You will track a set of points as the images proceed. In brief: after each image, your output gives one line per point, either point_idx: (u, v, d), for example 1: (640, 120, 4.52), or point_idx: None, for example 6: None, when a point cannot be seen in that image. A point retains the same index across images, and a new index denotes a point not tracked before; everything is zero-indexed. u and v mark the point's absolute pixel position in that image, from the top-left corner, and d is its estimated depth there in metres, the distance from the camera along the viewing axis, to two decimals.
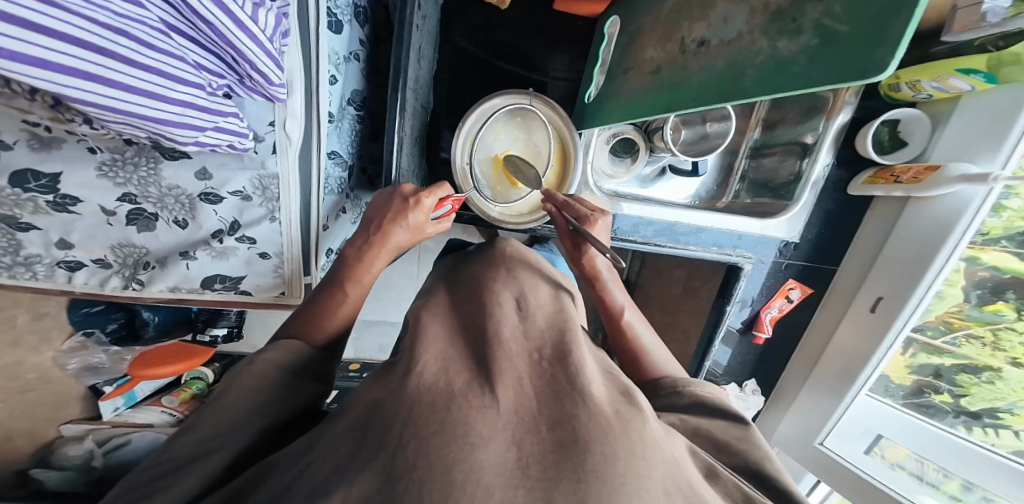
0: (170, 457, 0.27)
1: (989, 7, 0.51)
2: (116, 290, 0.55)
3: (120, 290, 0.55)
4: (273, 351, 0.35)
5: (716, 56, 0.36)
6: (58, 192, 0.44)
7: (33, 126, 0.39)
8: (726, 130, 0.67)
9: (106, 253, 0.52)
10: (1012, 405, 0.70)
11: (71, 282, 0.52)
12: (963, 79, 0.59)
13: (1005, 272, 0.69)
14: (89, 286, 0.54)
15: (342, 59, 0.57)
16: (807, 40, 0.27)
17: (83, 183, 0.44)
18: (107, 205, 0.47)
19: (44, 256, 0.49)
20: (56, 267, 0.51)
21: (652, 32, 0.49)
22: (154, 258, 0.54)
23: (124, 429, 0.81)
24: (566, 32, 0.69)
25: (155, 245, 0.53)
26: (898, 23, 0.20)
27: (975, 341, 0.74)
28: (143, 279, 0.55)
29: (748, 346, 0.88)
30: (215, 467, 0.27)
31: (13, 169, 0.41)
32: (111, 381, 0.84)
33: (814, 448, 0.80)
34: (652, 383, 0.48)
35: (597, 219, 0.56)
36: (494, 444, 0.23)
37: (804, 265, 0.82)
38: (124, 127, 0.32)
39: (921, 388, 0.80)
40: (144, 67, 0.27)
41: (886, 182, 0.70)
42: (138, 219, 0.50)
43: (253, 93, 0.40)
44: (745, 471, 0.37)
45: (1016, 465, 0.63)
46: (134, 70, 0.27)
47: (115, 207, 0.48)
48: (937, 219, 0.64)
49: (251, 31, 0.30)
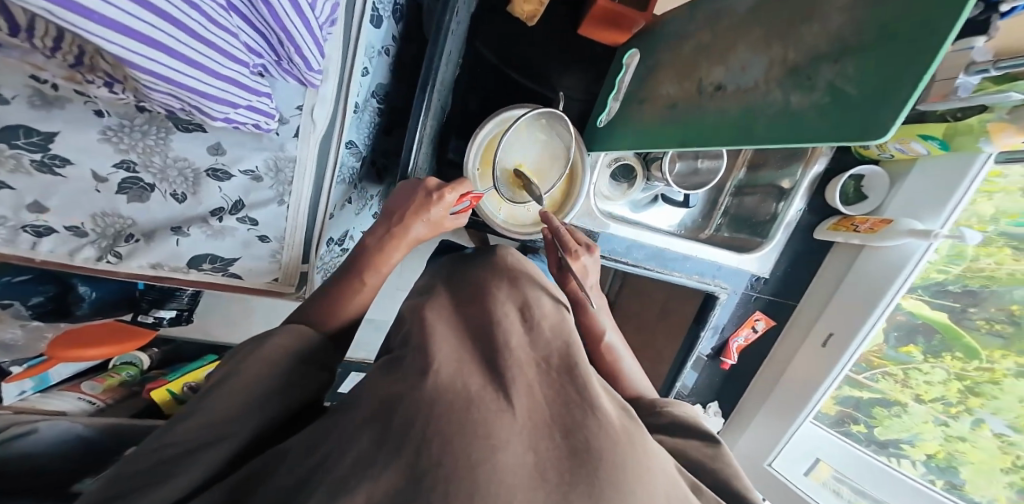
0: (165, 443, 0.25)
1: (961, 83, 0.56)
2: (87, 262, 0.47)
3: (91, 263, 0.47)
4: (282, 335, 0.34)
5: (733, 100, 0.40)
6: (48, 152, 0.38)
7: (40, 83, 0.35)
8: (717, 167, 0.74)
9: (85, 221, 0.45)
10: (913, 437, 0.83)
11: (34, 249, 0.44)
12: (921, 143, 0.68)
13: (918, 317, 0.79)
14: (55, 255, 0.45)
15: (376, 52, 0.60)
16: (819, 98, 0.31)
17: (80, 145, 0.39)
18: (102, 171, 0.42)
19: (9, 218, 0.41)
20: (20, 231, 0.42)
21: (670, 69, 0.53)
22: (139, 231, 0.49)
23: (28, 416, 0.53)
24: (584, 54, 0.72)
25: (143, 217, 0.48)
26: (900, 92, 0.23)
27: (888, 377, 0.84)
28: (122, 252, 0.48)
29: (715, 370, 0.94)
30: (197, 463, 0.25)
31: (3, 124, 0.35)
32: (18, 361, 0.70)
33: (763, 468, 0.86)
34: (635, 402, 0.51)
35: (580, 256, 0.59)
36: (514, 446, 0.23)
37: (771, 299, 0.89)
38: (163, 97, 0.29)
39: (844, 419, 0.89)
40: (206, 42, 0.25)
41: (847, 230, 0.79)
42: (132, 188, 0.45)
43: (286, 75, 0.38)
44: (721, 487, 0.40)
45: (916, 484, 0.78)
46: (197, 44, 0.25)
47: (110, 174, 0.43)
48: (886, 266, 0.73)
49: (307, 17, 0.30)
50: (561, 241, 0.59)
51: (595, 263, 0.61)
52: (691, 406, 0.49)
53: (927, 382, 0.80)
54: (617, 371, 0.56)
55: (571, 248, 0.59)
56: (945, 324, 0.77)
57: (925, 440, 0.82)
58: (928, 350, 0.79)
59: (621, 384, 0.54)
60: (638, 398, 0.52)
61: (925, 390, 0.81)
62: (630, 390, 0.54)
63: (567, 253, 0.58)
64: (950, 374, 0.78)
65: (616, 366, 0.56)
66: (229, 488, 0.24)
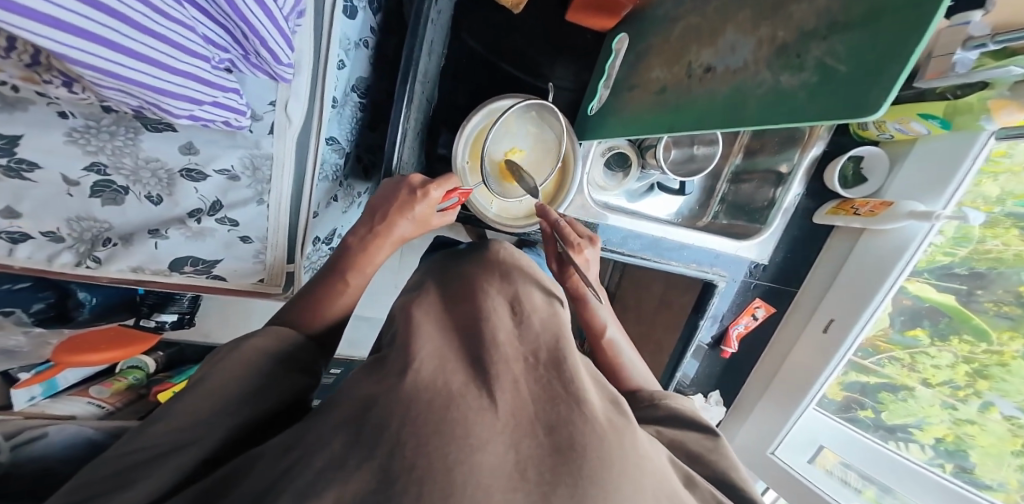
0: (138, 448, 0.26)
1: (959, 59, 0.54)
2: (65, 268, 0.48)
3: (70, 267, 0.48)
4: (262, 336, 0.35)
5: (721, 83, 0.39)
6: (13, 156, 0.37)
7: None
8: (712, 154, 0.72)
9: (59, 226, 0.45)
10: (921, 421, 0.82)
11: (9, 256, 0.44)
12: (922, 123, 0.66)
13: (925, 300, 0.78)
14: (33, 261, 0.46)
15: (352, 45, 0.59)
16: (808, 77, 0.30)
17: (44, 147, 0.38)
18: (72, 175, 0.41)
19: None
20: None
21: (659, 54, 0.52)
22: (116, 235, 0.49)
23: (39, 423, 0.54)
24: (574, 43, 0.71)
25: (119, 221, 0.48)
26: (890, 71, 0.22)
27: (895, 362, 0.83)
28: (101, 257, 0.49)
29: (715, 359, 0.93)
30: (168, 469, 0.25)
31: None
32: (27, 367, 0.71)
33: (766, 456, 0.86)
34: (634, 393, 0.50)
35: (582, 248, 0.58)
36: (493, 445, 0.22)
37: (770, 286, 0.88)
38: (116, 94, 0.28)
39: (850, 405, 0.88)
40: (155, 35, 0.25)
41: (846, 213, 0.77)
42: (105, 191, 0.44)
43: (256, 70, 0.37)
44: (724, 481, 0.39)
45: (911, 464, 0.78)
46: (144, 37, 0.24)
47: (81, 177, 0.42)
48: (887, 250, 0.72)
49: (269, 9, 0.29)
50: (562, 234, 0.58)
51: (596, 255, 0.60)
52: (690, 398, 0.48)
53: (935, 365, 0.79)
54: (617, 364, 0.55)
55: (573, 241, 0.57)
56: (954, 307, 0.75)
57: (932, 423, 0.80)
58: (935, 333, 0.78)
59: (621, 379, 0.53)
60: (636, 390, 0.51)
61: (932, 374, 0.80)
62: (632, 381, 0.53)
63: (569, 247, 0.57)
64: (957, 358, 0.77)
65: (616, 362, 0.56)
66: (201, 490, 0.24)
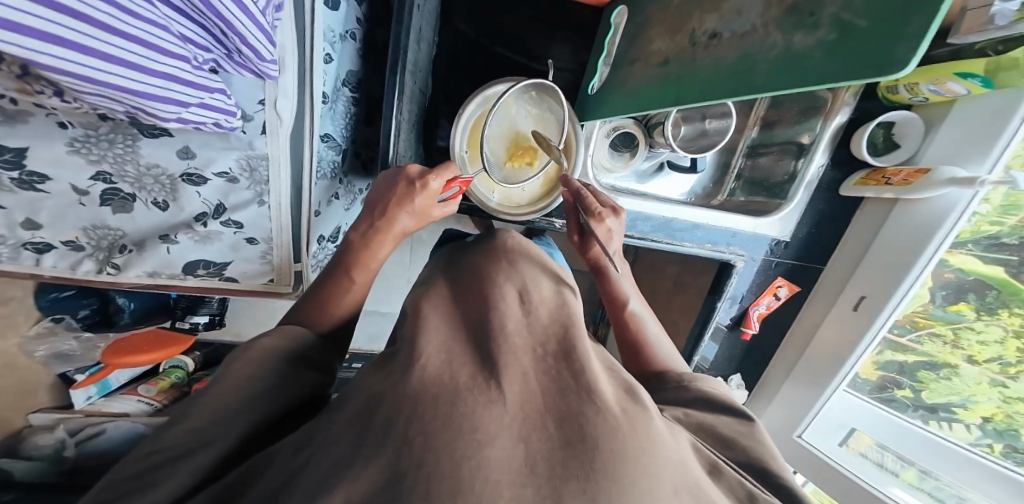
0: (157, 450, 0.27)
1: (997, 11, 0.51)
2: (89, 275, 0.53)
3: (94, 274, 0.53)
4: (274, 337, 0.37)
5: (727, 48, 0.37)
6: (24, 169, 0.41)
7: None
8: (726, 127, 0.68)
9: (79, 235, 0.49)
10: (966, 400, 0.77)
11: (38, 265, 0.50)
12: (959, 83, 0.61)
13: (969, 274, 0.73)
14: (59, 270, 0.51)
15: (337, 37, 0.59)
16: (824, 35, 0.27)
17: (52, 159, 0.41)
18: (80, 184, 0.44)
19: (8, 237, 0.46)
20: (22, 249, 0.48)
21: (660, 24, 0.49)
22: (131, 241, 0.53)
23: (99, 418, 0.74)
24: (571, 20, 0.68)
25: (132, 228, 0.51)
26: (918, 21, 0.20)
27: (936, 339, 0.78)
28: (119, 263, 0.54)
29: (735, 341, 0.90)
30: (187, 472, 0.26)
31: None
32: (82, 369, 0.77)
33: (792, 440, 0.83)
34: (657, 376, 0.48)
35: (604, 215, 0.56)
36: (501, 439, 0.22)
37: (793, 263, 0.84)
38: (99, 99, 0.30)
39: (886, 384, 0.84)
40: (122, 34, 0.26)
41: (877, 183, 0.72)
42: (114, 199, 0.48)
43: (241, 69, 0.39)
44: (748, 466, 0.37)
45: (947, 443, 0.73)
46: (111, 37, 0.25)
47: (89, 186, 0.45)
48: (923, 221, 0.66)
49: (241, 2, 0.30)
50: (584, 203, 0.58)
51: (621, 226, 0.58)
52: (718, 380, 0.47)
53: (982, 342, 0.73)
54: (641, 340, 0.54)
55: (595, 210, 0.57)
56: (1001, 279, 0.70)
57: (979, 402, 0.75)
58: (981, 307, 0.73)
59: (647, 358, 0.51)
60: (663, 372, 0.49)
61: (978, 351, 0.74)
62: (659, 362, 0.51)
63: (590, 216, 0.57)
64: (1006, 332, 0.70)
65: (640, 335, 0.54)
66: (225, 485, 0.25)
